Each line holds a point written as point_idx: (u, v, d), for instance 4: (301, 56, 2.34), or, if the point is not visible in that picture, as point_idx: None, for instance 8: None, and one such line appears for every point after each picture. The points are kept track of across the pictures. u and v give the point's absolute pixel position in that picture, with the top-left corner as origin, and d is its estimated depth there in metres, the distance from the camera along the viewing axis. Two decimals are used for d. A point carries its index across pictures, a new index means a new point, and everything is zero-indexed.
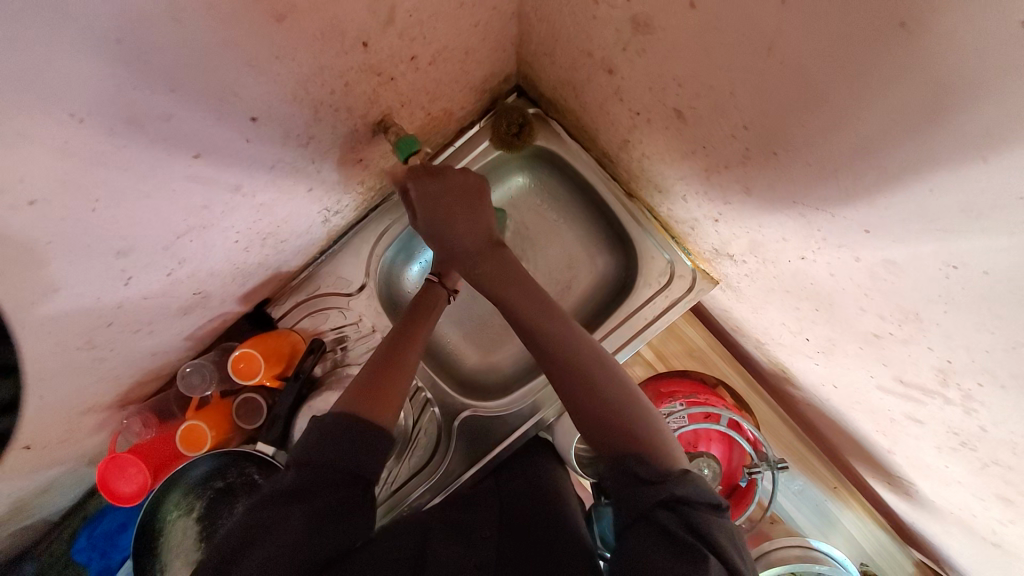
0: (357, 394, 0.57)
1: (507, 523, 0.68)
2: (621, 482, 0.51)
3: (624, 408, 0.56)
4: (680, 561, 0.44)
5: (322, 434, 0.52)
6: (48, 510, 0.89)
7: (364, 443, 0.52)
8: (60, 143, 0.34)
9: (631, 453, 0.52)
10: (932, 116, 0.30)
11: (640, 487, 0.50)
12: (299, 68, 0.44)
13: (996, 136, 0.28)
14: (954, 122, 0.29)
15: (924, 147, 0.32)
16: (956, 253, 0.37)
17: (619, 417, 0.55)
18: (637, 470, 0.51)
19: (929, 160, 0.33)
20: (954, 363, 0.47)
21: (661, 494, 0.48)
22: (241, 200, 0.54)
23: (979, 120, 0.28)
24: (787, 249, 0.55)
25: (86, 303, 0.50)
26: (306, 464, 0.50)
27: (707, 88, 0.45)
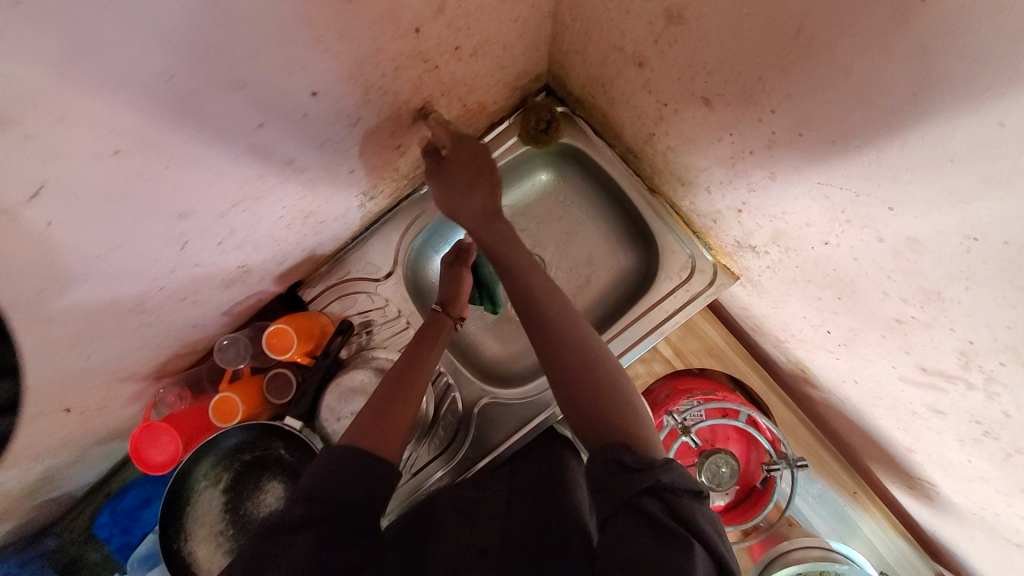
0: (367, 424, 0.59)
1: (507, 518, 0.67)
2: (602, 470, 0.48)
3: (618, 399, 0.54)
4: (666, 550, 0.41)
5: (332, 467, 0.53)
6: (75, 483, 0.90)
7: (369, 476, 0.54)
8: (149, 99, 0.37)
9: (613, 441, 0.50)
10: (955, 86, 0.33)
11: (623, 475, 0.46)
12: (358, 49, 0.47)
13: (1014, 101, 0.30)
14: (975, 90, 0.32)
15: (947, 116, 0.34)
16: (977, 225, 0.39)
17: (609, 404, 0.53)
18: (619, 457, 0.48)
19: (952, 130, 0.35)
20: (976, 344, 0.48)
21: (645, 483, 0.45)
22: (290, 175, 0.57)
23: (999, 86, 0.30)
24: (810, 235, 0.57)
25: (144, 264, 0.53)
26: (315, 497, 0.51)
27: (737, 74, 0.48)
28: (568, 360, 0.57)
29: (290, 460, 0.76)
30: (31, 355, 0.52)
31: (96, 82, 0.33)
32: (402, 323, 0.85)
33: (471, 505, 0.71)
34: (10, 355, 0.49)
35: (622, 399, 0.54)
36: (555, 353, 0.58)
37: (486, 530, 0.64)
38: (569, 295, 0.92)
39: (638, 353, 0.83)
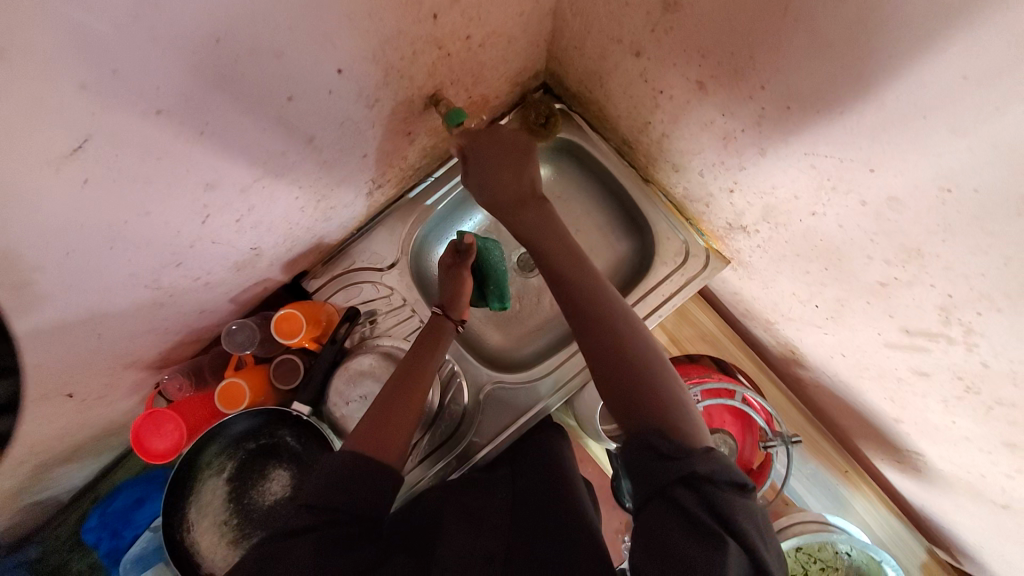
0: (368, 431, 0.61)
1: (523, 511, 0.67)
2: (640, 457, 0.49)
3: (648, 380, 0.55)
4: (700, 544, 0.42)
5: (336, 474, 0.55)
6: (63, 485, 0.87)
7: (370, 485, 0.55)
8: (195, 59, 0.40)
9: (648, 426, 0.51)
10: (925, 45, 0.38)
11: (659, 462, 0.47)
12: (383, 29, 0.51)
13: (976, 54, 0.35)
14: (943, 47, 0.37)
15: (919, 73, 0.39)
16: (949, 175, 0.44)
17: (643, 388, 0.54)
18: (658, 445, 0.48)
19: (924, 86, 0.40)
20: (954, 297, 0.52)
21: (682, 471, 0.46)
22: (309, 154, 0.60)
23: (963, 40, 0.35)
24: (798, 207, 0.62)
25: (166, 236, 0.54)
26: (319, 502, 0.53)
27: (729, 55, 0.54)
28: (610, 349, 0.58)
29: (296, 447, 0.76)
30: (50, 325, 0.52)
31: (153, 37, 0.36)
32: (407, 311, 0.86)
33: (478, 503, 0.69)
34: (32, 322, 0.50)
35: (650, 375, 0.55)
36: (596, 342, 0.59)
37: (500, 518, 0.65)
38: None
39: None
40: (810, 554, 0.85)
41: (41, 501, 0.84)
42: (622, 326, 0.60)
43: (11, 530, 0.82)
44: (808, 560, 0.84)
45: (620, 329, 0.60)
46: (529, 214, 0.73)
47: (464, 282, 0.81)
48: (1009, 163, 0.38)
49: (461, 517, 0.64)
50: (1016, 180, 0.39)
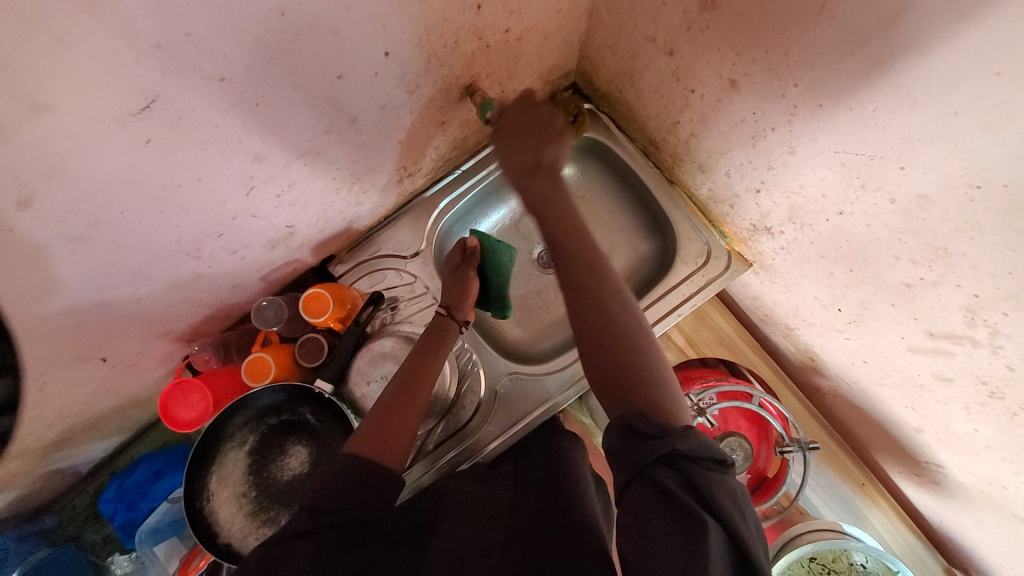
0: (371, 432, 0.62)
1: (522, 502, 0.68)
2: (624, 438, 0.50)
3: (646, 371, 0.54)
4: (680, 526, 0.42)
5: (333, 483, 0.55)
6: (85, 455, 0.87)
7: (371, 491, 0.56)
8: (261, 30, 0.42)
9: (638, 412, 0.51)
10: (962, 39, 0.39)
11: (641, 442, 0.48)
12: (430, 15, 0.54)
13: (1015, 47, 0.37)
14: (981, 40, 0.38)
15: (955, 66, 0.41)
16: (982, 171, 0.44)
17: (642, 380, 0.53)
18: (640, 426, 0.49)
19: (959, 80, 0.41)
20: (981, 297, 0.53)
21: (661, 449, 0.46)
22: (351, 135, 0.62)
23: (1001, 34, 0.37)
24: (825, 207, 0.63)
25: (212, 205, 0.56)
26: (314, 508, 0.54)
27: (763, 53, 0.55)
28: (602, 332, 0.58)
29: (316, 425, 0.77)
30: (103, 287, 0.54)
31: (226, 4, 0.39)
32: (428, 299, 0.88)
33: (477, 496, 0.70)
34: (86, 279, 0.52)
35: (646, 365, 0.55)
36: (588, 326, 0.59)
37: (499, 507, 0.68)
38: None
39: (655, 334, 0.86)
40: (823, 565, 0.83)
41: (64, 470, 0.84)
42: (620, 313, 0.59)
43: (36, 497, 0.81)
44: (821, 571, 0.83)
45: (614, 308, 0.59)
46: (539, 183, 0.69)
47: (468, 285, 0.81)
48: None
49: (459, 510, 0.66)
50: None
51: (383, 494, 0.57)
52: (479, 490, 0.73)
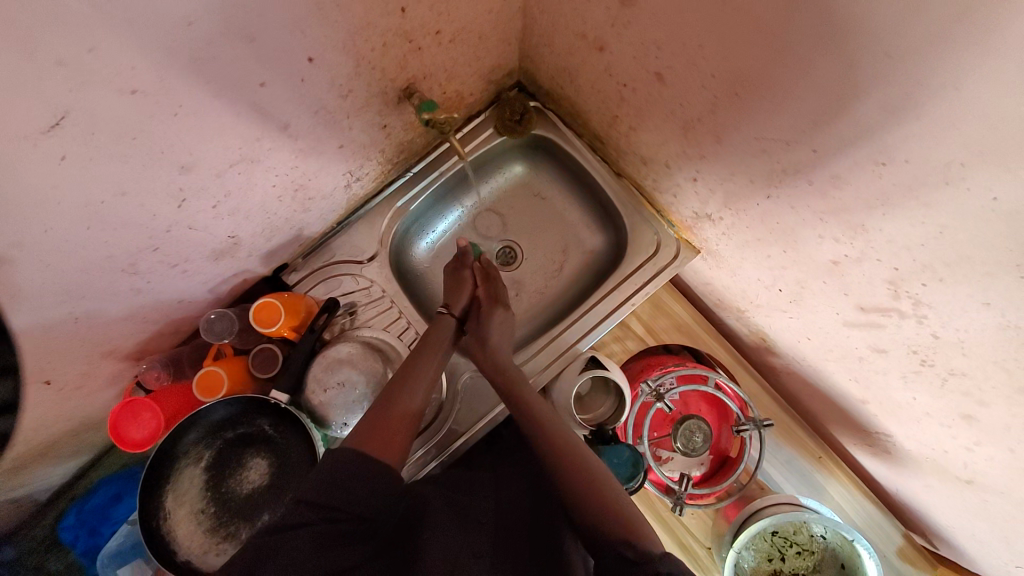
0: (367, 435, 0.63)
1: (507, 527, 0.69)
2: (608, 562, 0.54)
3: (601, 489, 0.62)
4: None
5: (331, 473, 0.55)
6: (42, 482, 0.85)
7: (369, 487, 0.56)
8: (170, 41, 0.42)
9: (618, 537, 0.56)
10: (850, 24, 0.41)
11: (628, 566, 0.51)
12: (352, 19, 0.54)
13: (894, 30, 0.39)
14: (865, 25, 0.40)
15: (846, 49, 0.43)
16: (883, 150, 0.47)
17: (602, 496, 0.61)
18: (627, 553, 0.53)
19: (852, 62, 0.43)
20: (900, 270, 0.55)
21: (648, 571, 0.49)
22: (286, 141, 0.62)
23: (878, 19, 0.39)
24: (754, 191, 0.65)
25: (143, 219, 0.56)
26: (312, 501, 0.53)
27: (681, 47, 0.57)
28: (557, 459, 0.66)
29: (274, 436, 0.76)
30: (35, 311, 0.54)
31: (128, 17, 0.38)
32: (386, 302, 0.89)
33: (462, 496, 0.72)
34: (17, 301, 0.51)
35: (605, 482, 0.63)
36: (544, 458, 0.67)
37: (484, 515, 0.69)
38: (546, 276, 0.98)
39: (610, 324, 0.88)
40: (785, 538, 0.88)
41: (21, 499, 0.82)
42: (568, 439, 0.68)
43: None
44: (784, 543, 0.88)
45: (576, 457, 0.66)
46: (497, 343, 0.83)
47: (464, 282, 0.87)
48: (935, 132, 0.42)
49: (451, 511, 0.67)
50: (940, 149, 0.42)
51: (380, 488, 0.57)
52: (462, 492, 0.73)
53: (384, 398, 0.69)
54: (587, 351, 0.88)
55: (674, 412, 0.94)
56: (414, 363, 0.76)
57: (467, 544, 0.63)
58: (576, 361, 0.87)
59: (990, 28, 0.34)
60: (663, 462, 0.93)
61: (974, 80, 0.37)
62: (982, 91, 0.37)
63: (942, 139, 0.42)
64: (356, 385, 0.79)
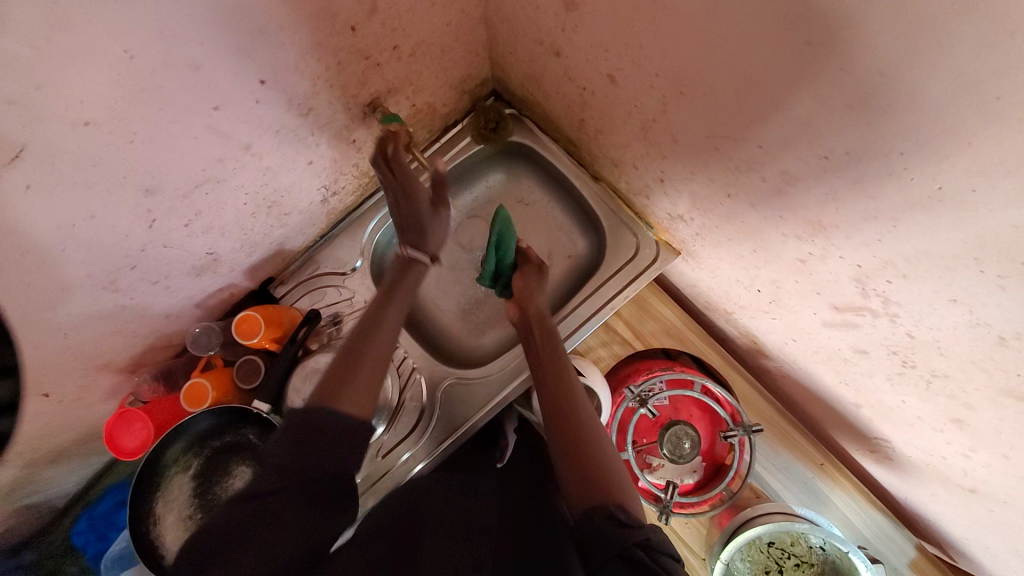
0: (333, 381, 0.59)
1: (514, 531, 0.60)
2: (593, 523, 0.51)
3: (603, 455, 0.60)
4: None
5: (293, 434, 0.52)
6: (56, 489, 0.88)
7: (337, 446, 0.53)
8: (115, 74, 0.45)
9: (610, 501, 0.53)
10: (769, 13, 0.40)
11: (615, 529, 0.50)
12: (300, 40, 0.56)
13: (810, 19, 0.37)
14: (784, 13, 0.39)
15: (769, 41, 0.42)
16: (825, 142, 0.45)
17: (600, 462, 0.59)
18: (618, 515, 0.51)
19: (777, 53, 0.42)
20: (864, 267, 0.52)
21: (636, 538, 0.48)
22: (250, 160, 0.65)
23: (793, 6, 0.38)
24: (716, 190, 0.63)
25: (116, 240, 0.59)
26: (280, 467, 0.51)
27: (625, 46, 0.56)
28: (568, 417, 0.65)
29: (257, 444, 0.79)
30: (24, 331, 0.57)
31: (69, 55, 0.41)
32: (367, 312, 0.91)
33: (472, 505, 0.64)
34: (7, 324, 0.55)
35: (607, 450, 0.61)
36: (555, 412, 0.66)
37: (489, 519, 0.61)
38: None
39: (589, 329, 0.87)
40: (782, 550, 0.82)
41: (37, 505, 0.85)
42: (583, 403, 0.67)
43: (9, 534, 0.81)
44: (780, 555, 0.82)
45: (583, 420, 0.65)
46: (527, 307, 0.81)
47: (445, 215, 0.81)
48: (868, 122, 0.40)
49: (455, 521, 0.59)
50: (881, 138, 0.40)
51: (348, 443, 0.54)
52: (470, 499, 0.66)
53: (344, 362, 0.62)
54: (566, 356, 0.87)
55: (661, 418, 0.91)
56: (381, 312, 0.70)
57: (470, 556, 0.54)
58: None
59: (898, 11, 0.32)
60: (653, 470, 0.90)
61: (896, 65, 0.35)
62: (906, 76, 0.35)
63: (879, 128, 0.40)
64: None
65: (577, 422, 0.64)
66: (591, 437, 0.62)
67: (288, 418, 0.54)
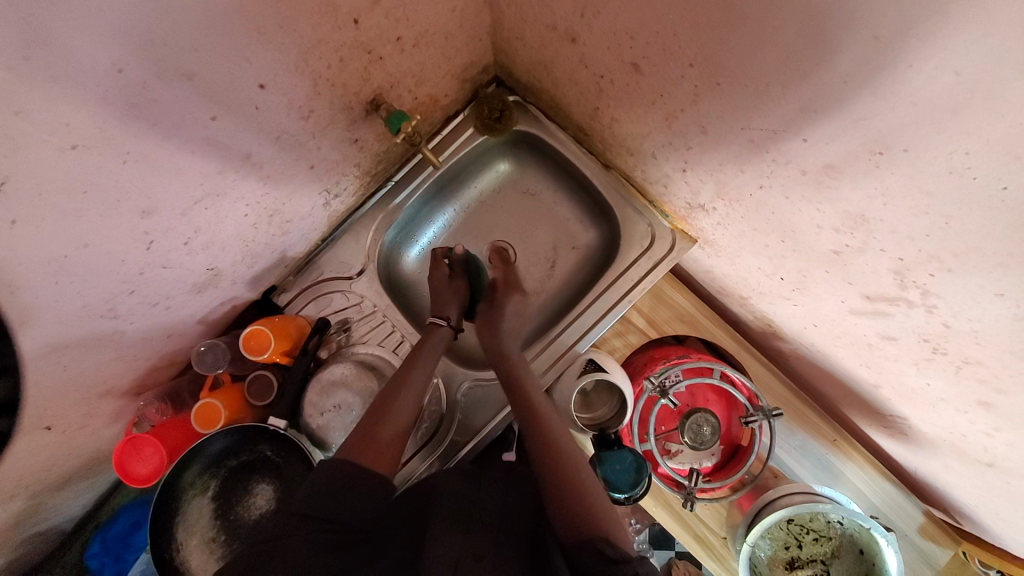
0: (361, 441, 0.65)
1: (510, 518, 0.64)
2: (584, 559, 0.53)
3: (587, 488, 0.61)
4: None
5: (322, 487, 0.57)
6: (65, 514, 0.82)
7: (359, 497, 0.59)
8: (100, 91, 0.40)
9: (599, 536, 0.55)
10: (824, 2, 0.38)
11: (605, 564, 0.51)
12: (299, 39, 0.53)
13: (866, 12, 0.36)
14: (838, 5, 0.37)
15: (817, 34, 0.40)
16: (879, 139, 0.43)
17: (584, 495, 0.60)
18: (605, 549, 0.53)
19: (824, 46, 0.40)
20: (906, 260, 0.51)
21: (627, 572, 0.50)
22: (250, 171, 0.61)
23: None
24: (746, 181, 0.62)
25: (113, 266, 0.54)
26: (301, 514, 0.55)
27: (656, 34, 0.54)
28: (552, 448, 0.66)
29: (276, 460, 0.77)
30: (23, 373, 0.53)
31: (49, 75, 0.36)
32: (378, 317, 0.88)
33: (470, 494, 0.67)
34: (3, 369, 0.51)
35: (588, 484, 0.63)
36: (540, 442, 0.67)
37: (488, 513, 0.64)
38: (539, 277, 0.96)
39: (607, 323, 0.86)
40: (801, 526, 0.85)
41: (42, 530, 0.79)
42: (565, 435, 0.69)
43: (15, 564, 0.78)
44: (801, 531, 0.85)
45: (567, 456, 0.65)
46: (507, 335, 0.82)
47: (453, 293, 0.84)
48: (929, 120, 0.38)
49: (450, 516, 0.62)
50: (944, 138, 0.38)
51: (373, 502, 0.60)
52: (469, 489, 0.69)
53: (373, 413, 0.69)
54: (584, 352, 0.86)
55: (680, 406, 0.91)
56: (408, 372, 0.75)
57: (468, 546, 0.57)
58: (574, 364, 0.84)
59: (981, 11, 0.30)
60: (672, 455, 0.91)
61: (976, 66, 0.33)
62: (986, 77, 0.33)
63: (944, 126, 0.38)
64: (352, 407, 0.79)
65: (561, 451, 0.66)
66: (575, 470, 0.64)
67: (320, 474, 0.59)
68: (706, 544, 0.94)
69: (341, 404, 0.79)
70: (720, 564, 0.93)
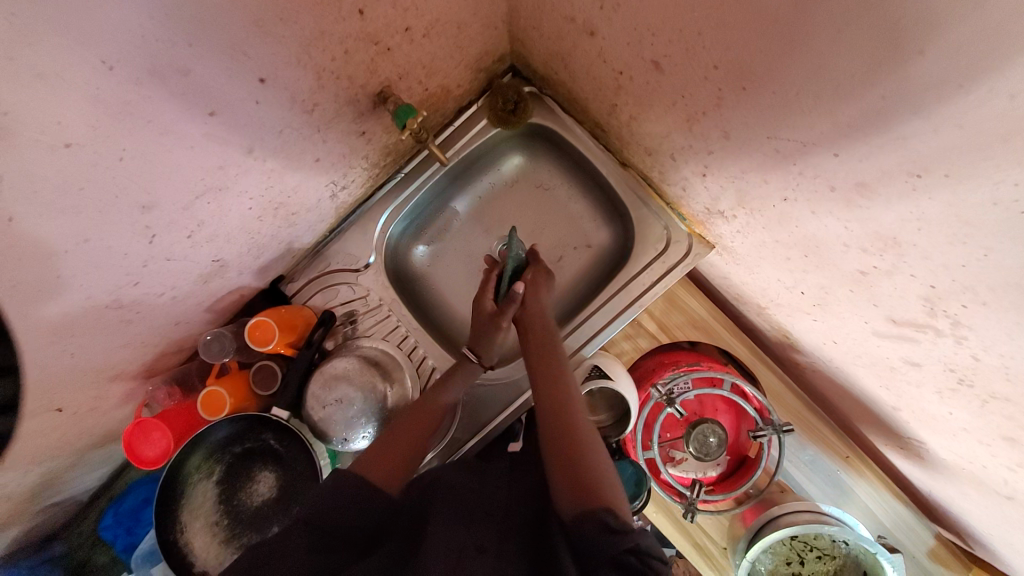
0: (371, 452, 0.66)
1: (519, 501, 0.66)
2: (584, 528, 0.51)
3: (591, 458, 0.60)
4: None
5: (326, 495, 0.57)
6: (81, 486, 0.82)
7: (368, 508, 0.57)
8: (92, 89, 0.39)
9: (599, 505, 0.53)
10: (864, 5, 0.34)
11: (607, 534, 0.50)
12: (301, 32, 0.51)
13: (908, 22, 0.32)
14: (878, 11, 0.34)
15: (852, 44, 0.37)
16: (918, 160, 0.39)
17: (586, 466, 0.59)
18: (607, 519, 0.51)
19: (854, 53, 0.37)
20: (937, 288, 0.47)
21: (628, 544, 0.49)
22: (252, 164, 0.60)
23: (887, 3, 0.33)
24: (770, 192, 0.59)
25: (115, 259, 0.54)
26: (303, 525, 0.55)
27: (678, 32, 0.51)
28: (558, 417, 0.65)
29: (279, 449, 0.78)
30: (31, 364, 0.54)
31: (37, 74, 0.35)
32: (384, 311, 0.87)
33: (476, 486, 0.68)
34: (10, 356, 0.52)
35: (594, 454, 0.61)
36: (548, 412, 0.66)
37: (495, 504, 0.65)
38: (548, 276, 0.93)
39: (616, 327, 0.83)
40: (805, 542, 0.82)
41: (62, 502, 0.80)
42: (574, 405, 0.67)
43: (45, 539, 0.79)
44: (803, 548, 0.82)
45: (575, 423, 0.64)
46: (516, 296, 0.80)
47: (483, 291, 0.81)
48: (976, 145, 0.34)
49: (454, 502, 0.62)
50: (991, 167, 0.34)
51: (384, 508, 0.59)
52: (474, 482, 0.69)
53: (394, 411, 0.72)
54: (590, 356, 0.83)
55: (687, 415, 0.89)
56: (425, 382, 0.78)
57: (473, 539, 0.57)
58: (579, 368, 0.82)
59: None
60: (676, 463, 0.89)
61: None
62: None
63: (992, 154, 0.34)
64: (354, 402, 0.79)
65: (566, 419, 0.65)
66: (580, 440, 0.62)
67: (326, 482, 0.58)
68: (706, 553, 0.93)
69: (342, 398, 0.79)
70: (720, 574, 0.92)
